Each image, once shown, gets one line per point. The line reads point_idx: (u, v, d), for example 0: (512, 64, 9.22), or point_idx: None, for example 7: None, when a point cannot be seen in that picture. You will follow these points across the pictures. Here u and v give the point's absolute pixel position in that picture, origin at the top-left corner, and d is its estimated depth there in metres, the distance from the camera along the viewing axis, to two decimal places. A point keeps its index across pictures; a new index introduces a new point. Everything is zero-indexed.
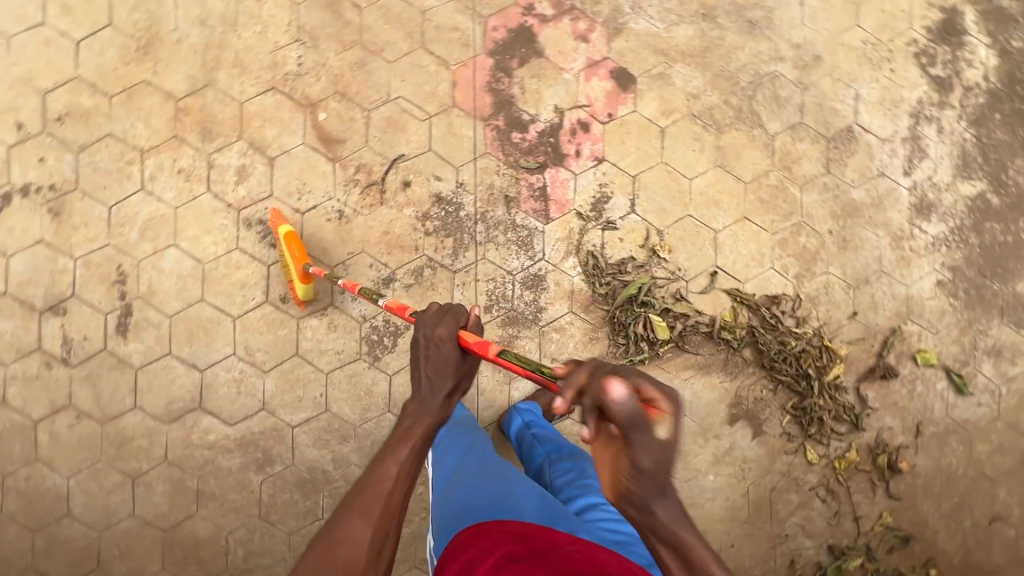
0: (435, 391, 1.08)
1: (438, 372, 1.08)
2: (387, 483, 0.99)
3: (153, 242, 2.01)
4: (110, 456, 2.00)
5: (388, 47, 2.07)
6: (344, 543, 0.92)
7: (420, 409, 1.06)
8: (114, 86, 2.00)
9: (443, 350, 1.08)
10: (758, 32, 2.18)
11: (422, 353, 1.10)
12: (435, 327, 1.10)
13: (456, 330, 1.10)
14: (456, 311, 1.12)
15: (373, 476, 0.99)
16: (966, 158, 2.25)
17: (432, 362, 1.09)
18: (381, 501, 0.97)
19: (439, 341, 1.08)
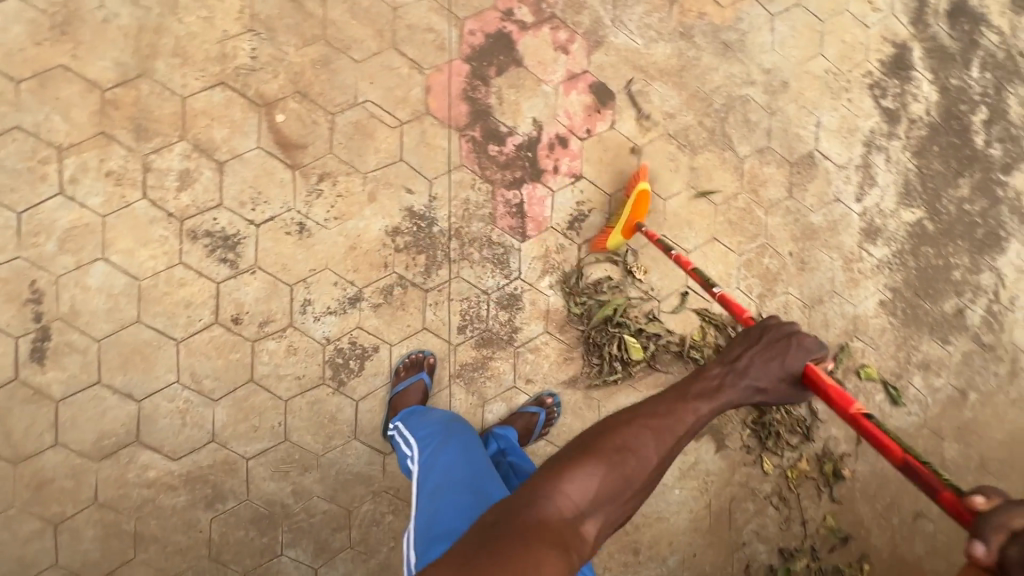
0: (754, 381, 1.13)
1: (767, 370, 1.15)
2: (679, 428, 1.04)
3: (75, 254, 1.74)
4: (26, 501, 1.75)
5: (355, 44, 1.89)
6: (622, 452, 0.99)
7: (731, 381, 1.11)
8: (22, 70, 1.69)
9: (797, 361, 1.17)
10: (732, 54, 2.20)
11: (770, 349, 1.17)
12: (800, 339, 1.18)
13: (809, 355, 1.18)
14: (818, 341, 1.18)
15: (670, 415, 1.05)
16: (908, 186, 2.41)
17: (764, 358, 1.15)
18: (671, 431, 1.03)
19: (789, 354, 1.16)
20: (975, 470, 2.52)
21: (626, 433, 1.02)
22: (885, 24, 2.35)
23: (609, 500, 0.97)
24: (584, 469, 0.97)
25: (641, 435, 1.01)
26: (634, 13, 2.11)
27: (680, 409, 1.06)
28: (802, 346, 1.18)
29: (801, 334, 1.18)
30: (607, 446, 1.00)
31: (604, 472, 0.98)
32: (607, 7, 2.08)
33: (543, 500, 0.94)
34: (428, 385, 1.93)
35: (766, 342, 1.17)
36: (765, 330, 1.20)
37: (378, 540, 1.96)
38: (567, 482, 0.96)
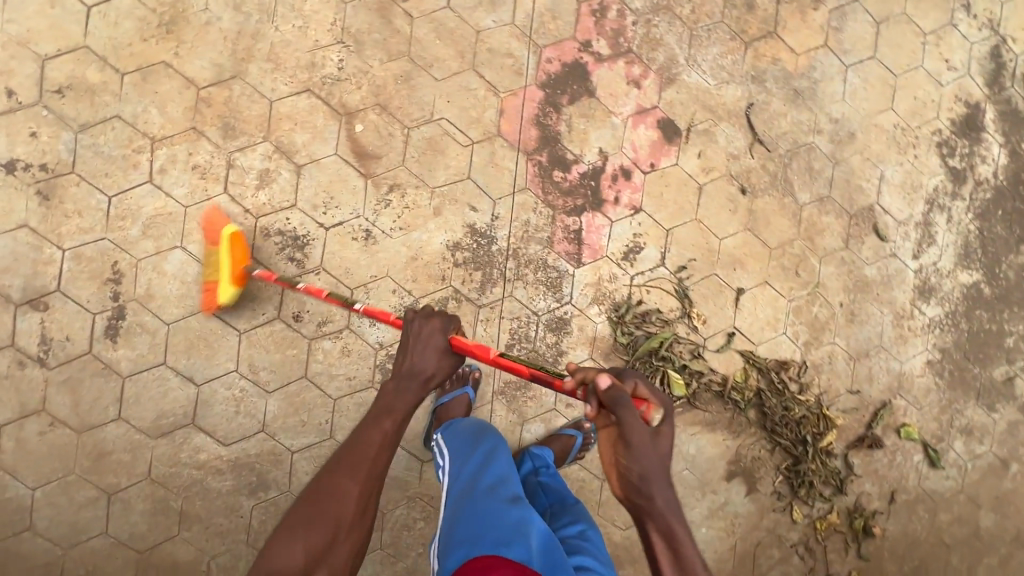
0: (422, 372, 1.24)
1: (426, 357, 1.26)
2: (373, 445, 1.15)
3: (156, 241, 1.83)
4: (84, 469, 1.83)
5: (437, 63, 1.95)
6: (328, 495, 1.08)
7: (404, 386, 1.21)
8: (127, 63, 1.79)
9: (438, 339, 1.28)
10: (802, 101, 2.21)
11: (410, 344, 1.27)
12: (431, 323, 1.30)
13: (443, 332, 1.29)
14: (449, 316, 1.31)
15: (361, 442, 1.14)
16: (968, 248, 2.37)
17: (422, 349, 1.27)
18: (369, 460, 1.12)
19: (428, 336, 1.27)
20: (1008, 541, 2.47)
21: (325, 476, 1.11)
22: (959, 83, 2.33)
23: (329, 540, 1.04)
24: (297, 525, 1.05)
25: (339, 477, 1.10)
26: (708, 54, 2.14)
27: (363, 433, 1.16)
28: (433, 330, 1.28)
29: (433, 319, 1.29)
30: (313, 494, 1.09)
31: (307, 524, 1.04)
32: (683, 46, 2.11)
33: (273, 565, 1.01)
34: (471, 398, 1.92)
35: (409, 340, 1.27)
36: (410, 330, 1.29)
37: (407, 545, 2.00)
38: (287, 540, 1.02)
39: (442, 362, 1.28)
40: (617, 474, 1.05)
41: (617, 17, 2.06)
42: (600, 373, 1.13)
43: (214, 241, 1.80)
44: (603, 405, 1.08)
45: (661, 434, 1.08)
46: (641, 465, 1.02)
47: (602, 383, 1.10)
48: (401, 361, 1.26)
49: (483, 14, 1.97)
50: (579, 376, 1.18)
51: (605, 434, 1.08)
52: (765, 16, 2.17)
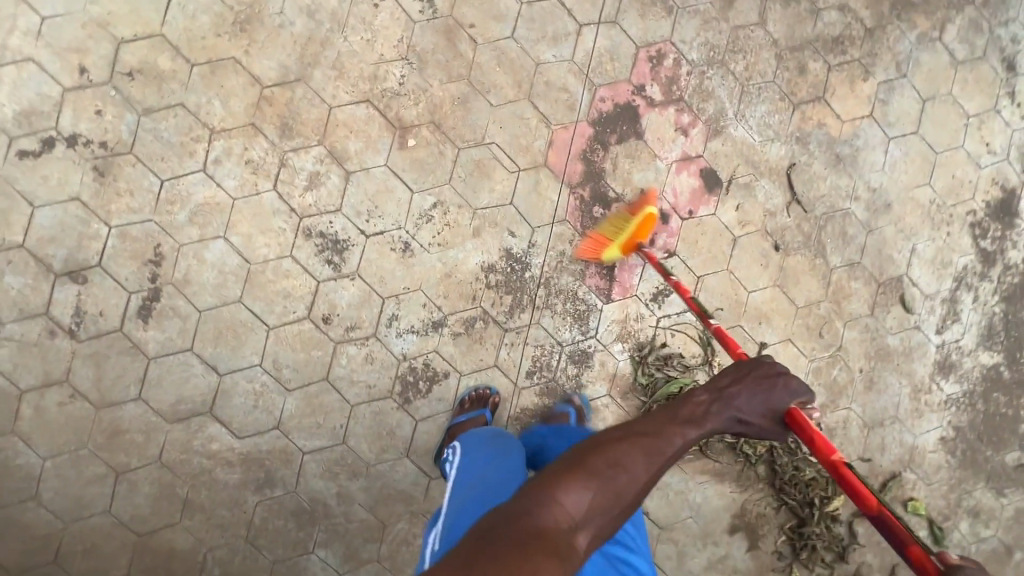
0: (735, 408, 1.12)
1: (751, 399, 1.14)
2: (673, 444, 1.01)
3: (201, 229, 1.86)
4: (97, 445, 1.84)
5: (494, 90, 2.00)
6: (617, 468, 0.93)
7: (719, 406, 1.10)
8: (198, 55, 1.84)
9: (781, 398, 1.17)
10: (843, 167, 2.25)
11: (744, 380, 1.17)
12: (786, 381, 1.19)
13: (792, 397, 1.18)
14: (806, 386, 1.19)
15: (662, 435, 1.00)
16: (991, 330, 2.39)
17: (746, 391, 1.15)
18: (662, 455, 0.98)
19: (759, 385, 1.16)
20: None
21: (619, 447, 0.96)
22: (997, 167, 2.37)
23: (600, 518, 0.89)
24: (576, 480, 0.90)
25: (633, 453, 0.95)
26: (756, 111, 2.18)
27: (670, 428, 1.02)
28: (788, 388, 1.18)
29: (779, 375, 1.19)
30: (602, 454, 0.95)
31: (589, 484, 0.90)
32: (733, 100, 2.16)
33: (541, 507, 0.87)
34: (489, 420, 1.93)
35: (753, 374, 1.18)
36: (752, 368, 1.20)
37: (404, 560, 1.99)
38: (565, 491, 0.88)
39: (761, 419, 1.15)
40: None
41: (672, 66, 2.12)
42: None
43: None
44: None
45: None
46: None
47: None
48: (726, 386, 1.14)
49: (545, 48, 2.03)
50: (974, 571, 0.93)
51: None
52: (816, 81, 2.22)
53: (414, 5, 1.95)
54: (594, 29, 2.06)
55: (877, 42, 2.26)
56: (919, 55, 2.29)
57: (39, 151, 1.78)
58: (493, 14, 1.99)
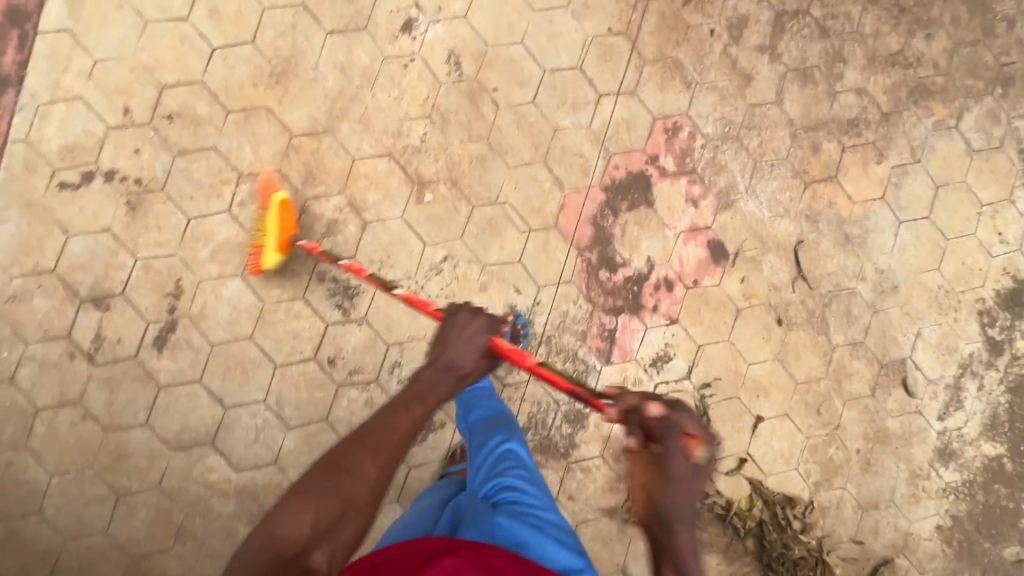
0: (460, 368, 1.22)
1: (466, 352, 1.23)
2: (398, 432, 1.07)
3: (221, 266, 1.95)
4: (102, 467, 1.90)
5: (512, 152, 2.08)
6: (343, 477, 0.99)
7: (437, 378, 1.19)
8: (234, 103, 1.95)
9: (479, 338, 1.24)
10: (851, 246, 2.27)
11: (451, 338, 1.25)
12: (476, 320, 1.27)
13: (487, 329, 1.27)
14: (491, 317, 1.29)
15: (387, 425, 1.07)
16: (995, 419, 2.36)
17: (459, 345, 1.24)
18: (393, 445, 1.05)
19: (472, 331, 1.25)
20: None
21: (349, 455, 1.02)
22: (1008, 257, 2.37)
23: (331, 530, 0.95)
24: (300, 504, 0.95)
25: (358, 455, 1.02)
26: (768, 187, 2.22)
27: (392, 416, 1.09)
28: (475, 329, 1.26)
29: (478, 316, 1.27)
30: (323, 468, 1.00)
31: (320, 498, 0.96)
32: (744, 176, 2.21)
33: (275, 540, 0.92)
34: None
35: (455, 331, 1.25)
36: (450, 319, 1.28)
37: None
38: (286, 521, 0.93)
39: (482, 362, 1.26)
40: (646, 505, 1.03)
41: (687, 139, 2.17)
42: (651, 402, 1.10)
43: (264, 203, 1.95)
44: (648, 431, 1.08)
45: (704, 472, 1.04)
46: (673, 501, 1.01)
47: (651, 414, 1.08)
48: (439, 348, 1.25)
49: (564, 115, 2.11)
50: (624, 405, 1.16)
51: (641, 458, 1.07)
52: (829, 161, 2.26)
53: (441, 67, 2.04)
54: (613, 99, 2.13)
55: (893, 127, 2.29)
56: (935, 141, 2.31)
57: (78, 184, 1.89)
58: (517, 80, 2.08)
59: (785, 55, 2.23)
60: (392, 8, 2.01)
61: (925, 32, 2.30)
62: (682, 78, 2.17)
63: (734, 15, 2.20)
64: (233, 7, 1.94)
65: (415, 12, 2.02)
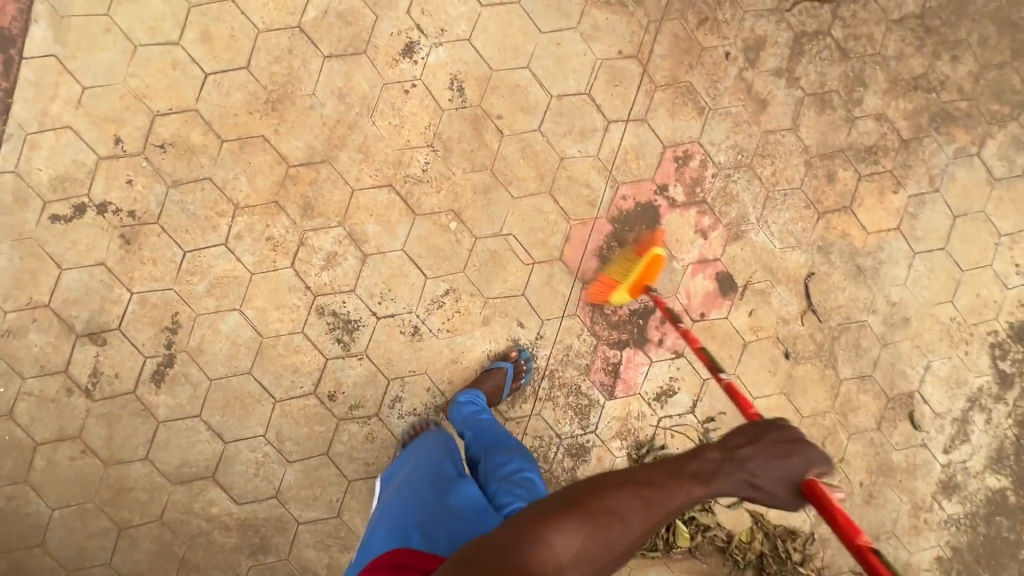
0: (753, 470, 1.00)
1: (767, 460, 1.01)
2: (672, 500, 0.95)
3: (218, 300, 1.91)
4: (103, 500, 1.90)
5: (516, 182, 2.01)
6: (609, 516, 0.90)
7: (748, 484, 1.00)
8: (229, 132, 1.88)
9: (801, 463, 1.01)
10: (863, 278, 2.22)
11: (760, 437, 1.04)
12: (803, 444, 1.03)
13: (814, 465, 1.01)
14: (827, 454, 1.02)
15: (663, 488, 0.95)
16: (1001, 453, 2.34)
17: (761, 450, 1.02)
18: (660, 505, 0.93)
19: (770, 450, 1.02)
20: None
21: (618, 494, 0.93)
22: None
23: (587, 564, 0.87)
24: (570, 524, 0.88)
25: (630, 501, 0.92)
26: (779, 218, 2.16)
27: (672, 483, 0.96)
28: (806, 457, 1.01)
29: (793, 450, 1.02)
30: (600, 499, 0.92)
31: (581, 530, 0.88)
32: (756, 206, 2.14)
33: (532, 541, 0.86)
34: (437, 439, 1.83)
35: (769, 436, 1.04)
36: (767, 429, 1.05)
37: None
38: (555, 531, 0.87)
39: (783, 491, 1.01)
40: None
41: (697, 167, 2.10)
42: None
43: (389, 211, 1.96)
44: None
45: None
46: None
47: None
48: (746, 451, 1.02)
49: (570, 143, 2.03)
50: None
51: None
52: (844, 190, 2.19)
53: (444, 93, 1.96)
54: (622, 126, 2.05)
55: (912, 154, 2.21)
56: (955, 169, 2.24)
57: (70, 216, 1.84)
58: (522, 106, 2.00)
59: (802, 79, 2.14)
60: (393, 31, 1.93)
61: (950, 54, 2.21)
62: (694, 104, 2.08)
63: (751, 36, 2.10)
64: (227, 30, 1.86)
65: (417, 35, 1.94)
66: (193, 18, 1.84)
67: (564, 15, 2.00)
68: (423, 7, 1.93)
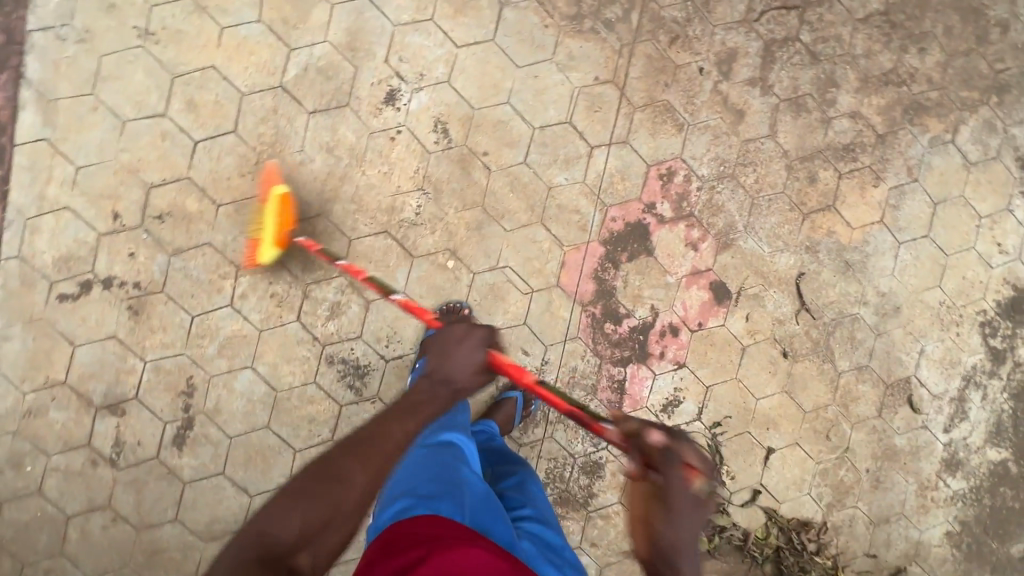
0: (450, 373, 1.20)
1: (460, 363, 1.21)
2: (392, 441, 1.05)
3: (230, 360, 1.96)
4: (138, 564, 1.95)
5: (508, 215, 2.06)
6: (337, 482, 0.97)
7: (435, 389, 1.17)
8: (224, 195, 1.92)
9: (475, 352, 1.23)
10: (852, 273, 2.28)
11: (447, 347, 1.22)
12: (474, 332, 1.25)
13: (485, 343, 1.25)
14: (488, 330, 1.26)
15: (377, 437, 1.04)
16: (999, 426, 2.42)
17: (458, 356, 1.21)
18: (379, 453, 1.02)
19: (469, 345, 1.23)
20: None
21: (345, 460, 1.00)
22: (1009, 266, 2.38)
23: (322, 527, 0.94)
24: (292, 504, 0.95)
25: (352, 461, 1.00)
26: (766, 223, 2.22)
27: (385, 423, 1.07)
28: (476, 342, 1.24)
29: (475, 330, 1.25)
30: (323, 469, 0.99)
31: (308, 505, 0.94)
32: (743, 214, 2.20)
33: (267, 532, 0.91)
34: None
35: (443, 339, 1.24)
36: (448, 332, 1.25)
37: None
38: (279, 517, 0.93)
39: (478, 376, 1.24)
40: (642, 534, 1.07)
41: (682, 182, 2.15)
42: (654, 430, 1.18)
43: (387, 255, 2.01)
44: (650, 462, 1.13)
45: (702, 506, 1.08)
46: (678, 531, 1.04)
47: (653, 441, 1.16)
48: (437, 364, 1.22)
49: (557, 172, 2.08)
50: (628, 430, 1.26)
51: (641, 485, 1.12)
52: (826, 190, 2.24)
53: (429, 136, 2.00)
54: (605, 150, 2.10)
55: (889, 147, 2.27)
56: (932, 158, 2.30)
57: (78, 294, 1.88)
58: (507, 140, 2.04)
59: (776, 85, 2.19)
60: (373, 80, 1.96)
61: (917, 47, 2.27)
62: (674, 121, 2.13)
63: (722, 49, 2.15)
64: (211, 97, 1.90)
65: (397, 82, 1.98)
66: (177, 88, 1.88)
67: (538, 47, 2.04)
68: (400, 54, 1.97)
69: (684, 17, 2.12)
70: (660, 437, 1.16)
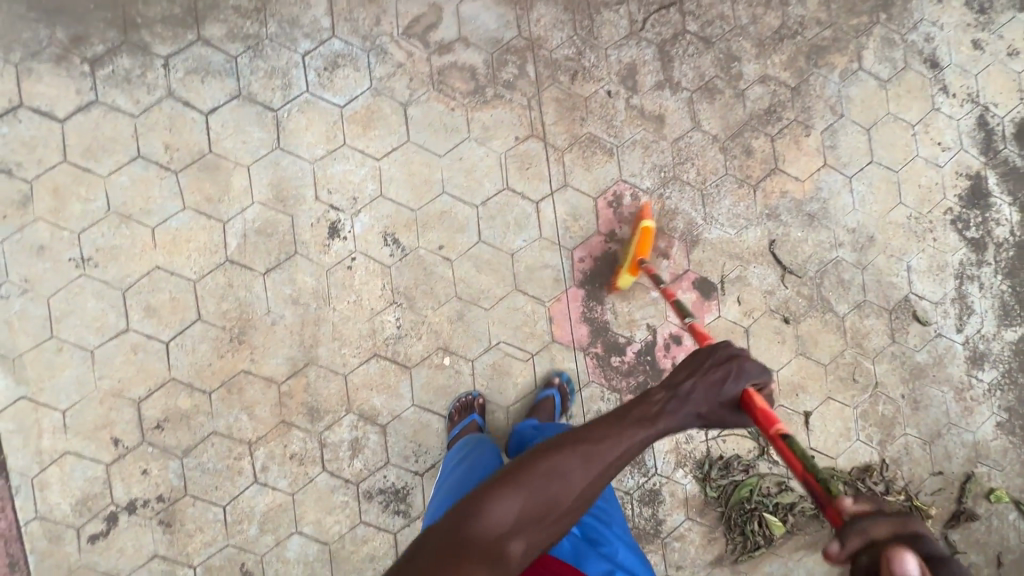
0: (702, 398, 1.02)
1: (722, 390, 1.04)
2: (621, 444, 0.93)
3: (274, 533, 1.95)
4: None
5: (484, 294, 2.08)
6: (551, 479, 0.88)
7: (682, 401, 1.00)
8: (211, 381, 1.92)
9: (735, 384, 1.04)
10: (818, 223, 2.33)
11: (704, 365, 1.06)
12: (735, 362, 1.06)
13: (746, 379, 1.05)
14: (761, 365, 1.06)
15: (604, 440, 0.92)
16: (1006, 308, 2.47)
17: (704, 380, 1.03)
18: (605, 452, 0.91)
19: (717, 377, 1.04)
20: None
21: (591, 439, 0.92)
22: (956, 160, 2.45)
23: (533, 525, 0.87)
24: (509, 490, 0.87)
25: (570, 459, 0.90)
26: (722, 208, 2.26)
27: (617, 431, 0.94)
28: (742, 369, 1.06)
29: (745, 359, 1.06)
30: (542, 460, 0.90)
31: (525, 497, 0.87)
32: (698, 209, 2.24)
33: (471, 517, 0.86)
34: (482, 423, 1.98)
35: (706, 362, 1.06)
36: (710, 351, 1.09)
37: None
38: (494, 501, 0.86)
39: (721, 411, 1.04)
40: None
41: (632, 202, 2.19)
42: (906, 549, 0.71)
43: (385, 376, 2.02)
44: None
45: None
46: None
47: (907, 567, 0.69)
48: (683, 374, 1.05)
49: (513, 237, 2.11)
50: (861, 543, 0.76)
51: None
52: (765, 156, 2.30)
53: (382, 251, 2.03)
54: (550, 200, 2.14)
55: (807, 96, 2.33)
56: (848, 90, 2.36)
57: (107, 529, 1.87)
58: (456, 227, 2.07)
59: (683, 80, 2.24)
60: (312, 221, 1.99)
61: None
62: (602, 149, 2.18)
63: (622, 66, 2.20)
64: (166, 295, 1.90)
65: (335, 214, 2.00)
66: (131, 300, 1.88)
67: (452, 131, 2.08)
68: (328, 187, 2.00)
69: (575, 51, 2.16)
70: (861, 554, 0.76)
